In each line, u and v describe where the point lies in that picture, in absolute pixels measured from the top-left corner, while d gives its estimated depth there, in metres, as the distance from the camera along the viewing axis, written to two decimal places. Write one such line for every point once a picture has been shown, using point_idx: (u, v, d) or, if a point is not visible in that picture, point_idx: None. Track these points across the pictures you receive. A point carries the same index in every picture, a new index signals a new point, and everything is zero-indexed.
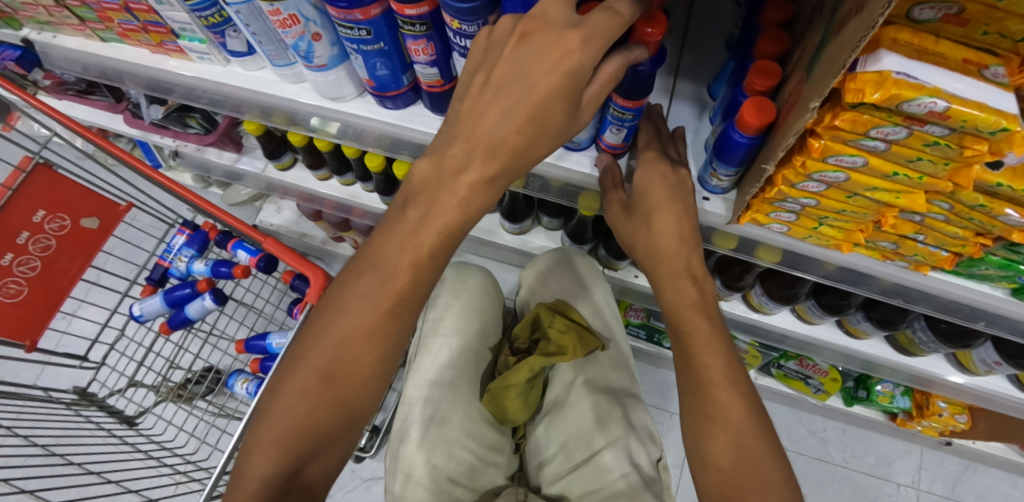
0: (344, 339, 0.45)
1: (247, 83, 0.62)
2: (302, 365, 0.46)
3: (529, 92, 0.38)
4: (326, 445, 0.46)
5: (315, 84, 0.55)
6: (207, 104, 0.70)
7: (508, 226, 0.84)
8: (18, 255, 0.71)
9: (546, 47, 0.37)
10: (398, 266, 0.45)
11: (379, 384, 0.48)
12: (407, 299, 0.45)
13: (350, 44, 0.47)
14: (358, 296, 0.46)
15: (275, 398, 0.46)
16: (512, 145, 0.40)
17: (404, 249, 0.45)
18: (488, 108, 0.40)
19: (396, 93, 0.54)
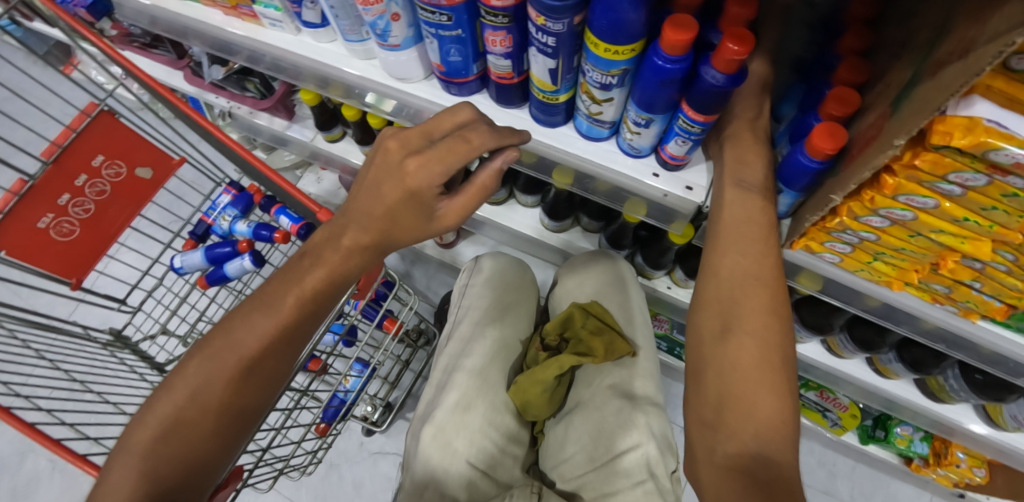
0: (217, 373, 0.49)
1: (316, 54, 0.63)
2: (171, 397, 0.48)
3: (381, 199, 0.50)
4: (195, 474, 0.47)
5: (387, 62, 0.56)
6: (269, 69, 0.71)
7: (547, 223, 0.84)
8: (74, 196, 0.74)
9: (392, 173, 0.49)
10: (279, 309, 0.52)
11: (252, 415, 0.51)
12: (287, 336, 0.52)
13: (429, 28, 0.48)
14: (239, 331, 0.51)
15: (135, 429, 0.48)
16: (372, 236, 0.51)
17: (288, 292, 0.52)
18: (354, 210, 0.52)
19: (463, 81, 0.55)
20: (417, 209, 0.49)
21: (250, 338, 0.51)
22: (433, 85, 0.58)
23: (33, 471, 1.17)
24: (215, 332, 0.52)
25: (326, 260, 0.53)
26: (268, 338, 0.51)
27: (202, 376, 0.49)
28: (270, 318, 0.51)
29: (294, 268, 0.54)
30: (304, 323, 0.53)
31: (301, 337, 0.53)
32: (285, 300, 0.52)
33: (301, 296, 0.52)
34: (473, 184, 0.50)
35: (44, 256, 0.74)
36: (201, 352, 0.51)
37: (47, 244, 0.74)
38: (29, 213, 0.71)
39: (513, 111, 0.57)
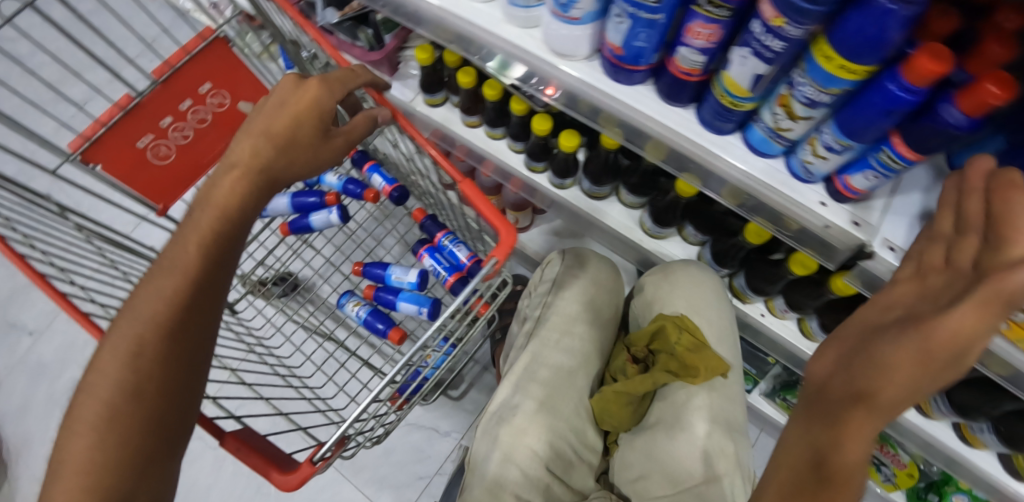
0: (132, 355, 0.45)
1: (463, 11, 0.56)
2: (96, 406, 0.44)
3: (274, 119, 0.54)
4: (147, 468, 0.45)
5: (556, 34, 0.51)
6: (395, 15, 0.66)
7: (648, 226, 0.79)
8: (176, 120, 0.71)
9: (287, 97, 0.55)
10: (181, 267, 0.48)
11: (188, 393, 0.48)
12: (193, 293, 0.48)
13: (626, 6, 0.44)
14: (143, 308, 0.47)
15: (67, 447, 0.43)
16: (271, 163, 0.53)
17: (188, 245, 0.49)
18: (239, 154, 0.53)
19: (634, 69, 0.50)
20: (293, 131, 0.54)
21: (155, 306, 0.47)
22: (594, 67, 0.54)
23: (72, 381, 1.17)
24: (116, 325, 0.47)
25: (211, 199, 0.51)
26: (179, 299, 0.48)
27: (125, 364, 0.45)
28: (175, 275, 0.48)
29: (191, 221, 0.51)
30: (218, 272, 0.50)
31: (214, 286, 0.50)
32: (187, 257, 0.49)
33: (205, 243, 0.50)
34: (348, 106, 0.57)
35: (136, 176, 0.72)
36: (109, 349, 0.46)
37: (142, 164, 0.71)
38: (130, 131, 0.68)
39: (677, 111, 0.52)
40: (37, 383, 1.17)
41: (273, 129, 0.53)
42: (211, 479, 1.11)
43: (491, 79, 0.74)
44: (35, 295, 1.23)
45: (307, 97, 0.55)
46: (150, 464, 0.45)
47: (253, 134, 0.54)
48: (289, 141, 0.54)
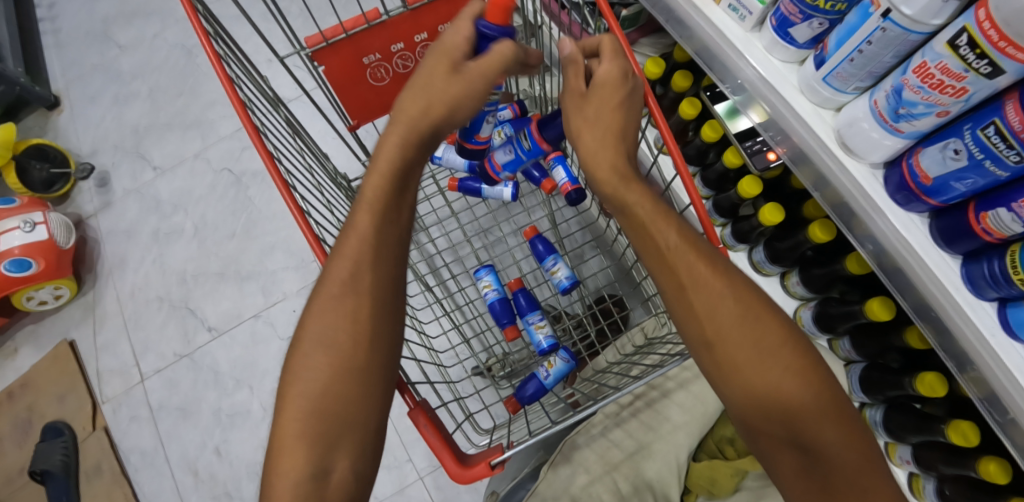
0: (337, 312, 0.46)
1: (761, 65, 0.54)
2: (310, 366, 0.44)
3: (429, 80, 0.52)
4: (347, 424, 0.43)
5: (861, 134, 0.48)
6: (668, 20, 0.63)
7: (804, 323, 0.76)
8: (406, 49, 0.70)
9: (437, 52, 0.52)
10: (359, 230, 0.49)
11: (383, 342, 0.47)
12: (380, 247, 0.49)
13: (974, 149, 0.40)
14: (334, 274, 0.48)
15: (286, 402, 0.44)
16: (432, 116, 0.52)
17: (362, 207, 0.50)
18: (402, 110, 0.52)
19: (928, 202, 0.47)
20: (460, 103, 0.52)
21: (346, 268, 0.48)
22: (877, 178, 0.51)
23: (176, 225, 1.29)
24: (311, 293, 0.49)
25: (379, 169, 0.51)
26: (363, 259, 0.48)
27: (331, 319, 0.46)
28: (357, 236, 0.49)
29: (362, 187, 0.52)
30: (388, 229, 0.50)
31: (391, 244, 0.50)
32: (360, 222, 0.49)
33: (374, 203, 0.50)
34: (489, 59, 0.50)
35: (347, 86, 0.72)
36: (309, 311, 0.47)
37: (359, 79, 0.72)
38: (362, 45, 0.67)
39: (943, 255, 0.50)
40: (148, 215, 1.30)
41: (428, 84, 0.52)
42: (271, 365, 1.18)
43: (715, 119, 0.71)
44: (168, 136, 1.35)
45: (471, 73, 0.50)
46: (359, 414, 0.44)
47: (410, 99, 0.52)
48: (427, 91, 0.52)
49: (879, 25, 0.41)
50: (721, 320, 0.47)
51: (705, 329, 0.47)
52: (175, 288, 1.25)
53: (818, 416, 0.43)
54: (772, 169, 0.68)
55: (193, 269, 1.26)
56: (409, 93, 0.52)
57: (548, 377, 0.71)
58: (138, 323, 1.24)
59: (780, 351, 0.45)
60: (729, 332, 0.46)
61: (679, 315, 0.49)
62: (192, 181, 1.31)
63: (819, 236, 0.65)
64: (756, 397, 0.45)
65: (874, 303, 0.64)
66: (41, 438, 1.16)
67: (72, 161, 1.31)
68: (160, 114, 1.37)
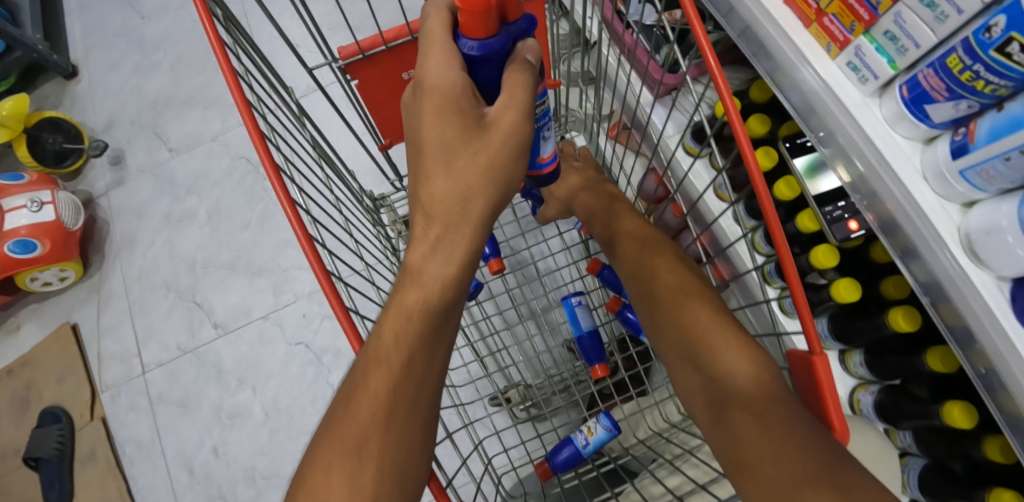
0: (333, 479, 0.37)
1: (877, 140, 0.45)
2: None
3: (446, 164, 0.43)
4: None
5: (998, 246, 0.39)
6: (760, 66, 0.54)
7: (861, 407, 0.69)
8: None
9: (436, 117, 0.42)
10: (373, 387, 0.40)
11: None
12: (401, 392, 0.40)
13: None
14: (332, 442, 0.39)
15: None
16: (476, 212, 0.43)
17: (392, 338, 0.42)
18: (434, 201, 0.43)
19: None
20: (511, 161, 0.43)
21: (354, 429, 0.39)
22: (1001, 292, 0.42)
23: (189, 211, 1.23)
24: (311, 450, 0.40)
25: (424, 277, 0.43)
26: (374, 427, 0.39)
27: (329, 489, 0.37)
28: (374, 383, 0.40)
29: (380, 325, 0.43)
30: (410, 381, 0.41)
31: (413, 392, 0.41)
32: (372, 382, 0.40)
33: (402, 353, 0.41)
34: (509, 82, 0.42)
35: (383, 102, 0.65)
36: (305, 476, 0.38)
37: (395, 95, 0.64)
38: (403, 58, 0.60)
39: None
40: (161, 198, 1.24)
41: (461, 168, 0.43)
42: (277, 367, 1.13)
43: (793, 177, 0.62)
44: (186, 115, 1.28)
45: (500, 120, 0.42)
46: None
47: (445, 187, 0.43)
48: (485, 167, 0.43)
49: None
50: (694, 319, 0.53)
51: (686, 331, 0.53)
52: (183, 277, 1.19)
53: (753, 389, 0.44)
54: (852, 239, 0.60)
55: (203, 258, 1.20)
56: (431, 177, 0.43)
57: (586, 445, 0.62)
58: (144, 309, 1.19)
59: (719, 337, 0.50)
60: (682, 317, 0.54)
61: (662, 328, 0.56)
62: (208, 164, 1.25)
63: (901, 325, 0.57)
64: (689, 357, 0.51)
65: (953, 409, 0.56)
66: (37, 422, 1.13)
67: (87, 136, 1.26)
68: (179, 90, 1.30)
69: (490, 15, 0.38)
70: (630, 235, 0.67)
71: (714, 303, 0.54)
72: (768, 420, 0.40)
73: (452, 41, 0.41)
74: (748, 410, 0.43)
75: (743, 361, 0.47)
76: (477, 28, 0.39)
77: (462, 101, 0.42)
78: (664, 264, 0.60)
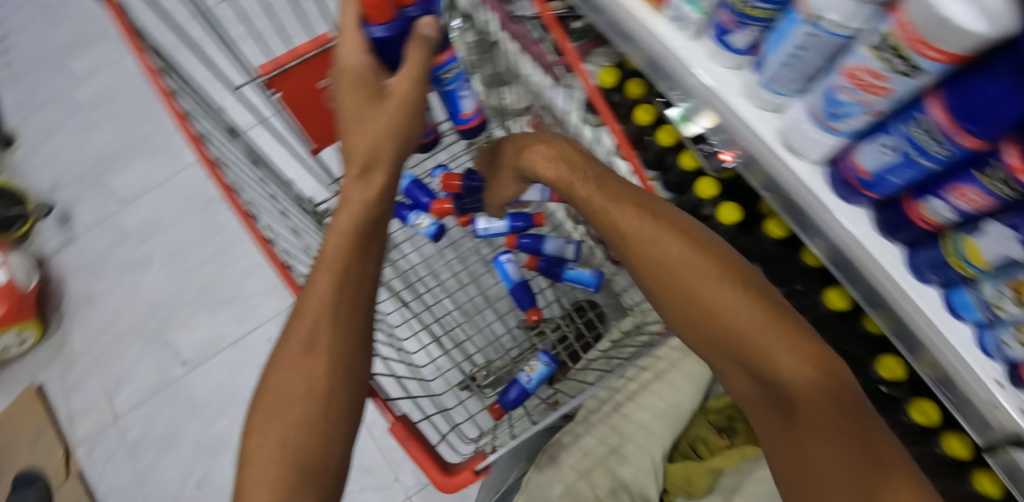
0: (295, 365, 0.45)
1: (705, 73, 0.56)
2: (268, 433, 0.42)
3: (360, 124, 0.50)
4: (311, 481, 0.41)
5: (803, 134, 0.50)
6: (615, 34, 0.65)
7: None
8: None
9: (348, 90, 0.50)
10: (318, 290, 0.48)
11: (351, 385, 0.46)
12: (343, 294, 0.48)
13: (905, 142, 0.43)
14: (289, 340, 0.47)
15: (252, 465, 0.42)
16: (384, 155, 0.51)
17: (333, 256, 0.49)
18: (352, 150, 0.51)
19: (871, 195, 0.49)
20: (410, 118, 0.51)
21: (306, 326, 0.47)
22: (819, 174, 0.53)
23: (144, 257, 1.26)
24: (276, 351, 0.47)
25: (350, 200, 0.52)
26: (325, 317, 0.47)
27: (291, 373, 0.45)
28: (319, 288, 0.48)
29: (322, 247, 0.51)
30: (350, 283, 0.49)
31: (354, 288, 0.49)
32: (319, 287, 0.48)
33: (338, 264, 0.49)
34: (410, 55, 0.49)
35: (305, 111, 0.72)
36: (274, 369, 0.46)
37: (316, 103, 0.72)
38: (317, 69, 0.68)
39: (886, 244, 0.52)
40: (115, 248, 1.27)
41: (369, 127, 0.50)
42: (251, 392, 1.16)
43: (669, 124, 0.73)
44: (131, 166, 1.32)
45: (398, 90, 0.49)
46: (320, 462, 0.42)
47: (359, 142, 0.51)
48: (393, 121, 0.50)
49: (806, 32, 0.43)
50: (731, 300, 0.50)
51: (721, 312, 0.50)
52: (147, 321, 1.22)
53: (814, 390, 0.46)
54: (726, 170, 0.70)
55: (164, 300, 1.23)
56: (348, 133, 0.51)
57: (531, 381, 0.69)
58: (111, 358, 1.20)
59: (755, 321, 0.49)
60: (706, 294, 0.51)
61: (683, 303, 0.52)
62: (159, 210, 1.29)
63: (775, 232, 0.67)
64: (721, 346, 0.50)
65: (832, 294, 0.69)
66: (12, 489, 1.12)
67: (33, 201, 1.28)
68: (123, 143, 1.34)
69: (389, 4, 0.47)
70: (601, 183, 0.58)
71: (739, 275, 0.52)
72: (843, 435, 0.44)
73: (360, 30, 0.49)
74: (805, 412, 0.45)
75: (798, 354, 0.48)
76: (379, 15, 0.47)
77: (367, 77, 0.49)
78: (680, 231, 0.54)
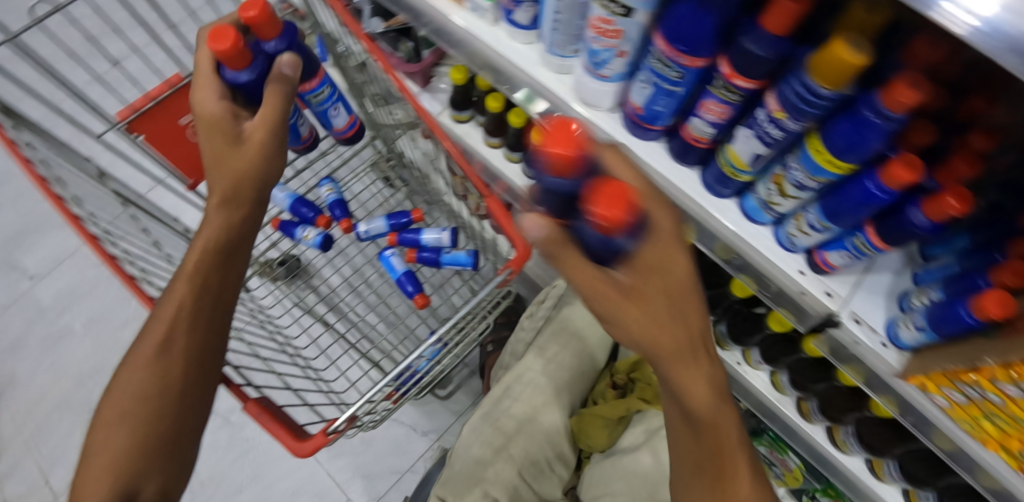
0: (142, 371, 0.56)
1: (509, 51, 0.63)
2: (112, 428, 0.54)
3: (227, 164, 0.57)
4: (147, 464, 0.54)
5: (587, 87, 0.57)
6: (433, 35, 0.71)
7: None
8: None
9: (210, 135, 0.56)
10: (175, 298, 0.58)
11: (196, 388, 0.58)
12: (196, 308, 0.58)
13: (651, 75, 0.50)
14: (146, 343, 0.57)
15: (99, 450, 0.54)
16: (238, 186, 0.58)
17: (188, 273, 0.58)
18: (217, 184, 0.58)
19: (652, 127, 0.56)
20: (265, 153, 0.58)
21: (160, 332, 0.57)
22: (615, 120, 0.60)
23: (65, 328, 1.25)
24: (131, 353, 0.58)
25: (211, 223, 0.59)
26: (177, 326, 0.57)
27: (138, 376, 0.56)
28: (175, 300, 0.58)
29: (184, 261, 0.60)
30: (205, 298, 0.59)
31: (208, 304, 0.59)
32: (174, 301, 0.58)
33: (193, 279, 0.58)
34: (264, 102, 0.56)
35: (173, 148, 0.76)
36: (127, 368, 0.57)
37: (180, 140, 0.76)
38: (174, 108, 0.72)
39: (684, 170, 0.58)
40: (33, 326, 1.26)
41: (233, 167, 0.57)
42: None
43: (516, 107, 0.80)
44: (41, 242, 1.32)
45: (253, 134, 0.57)
46: (157, 450, 0.55)
47: (224, 179, 0.57)
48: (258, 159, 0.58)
49: None
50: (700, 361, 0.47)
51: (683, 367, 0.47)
52: (74, 391, 1.21)
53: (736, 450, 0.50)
54: None
55: (89, 368, 1.22)
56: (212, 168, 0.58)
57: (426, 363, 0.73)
58: (40, 436, 1.18)
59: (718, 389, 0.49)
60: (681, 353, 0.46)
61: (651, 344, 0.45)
62: (75, 280, 1.29)
63: None
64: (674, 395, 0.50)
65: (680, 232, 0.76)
66: None
67: None
68: (29, 220, 1.34)
69: (242, 53, 0.53)
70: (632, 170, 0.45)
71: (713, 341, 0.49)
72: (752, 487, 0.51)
73: (216, 75, 0.56)
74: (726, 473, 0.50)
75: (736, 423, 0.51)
76: (235, 63, 0.54)
77: (223, 124, 0.55)
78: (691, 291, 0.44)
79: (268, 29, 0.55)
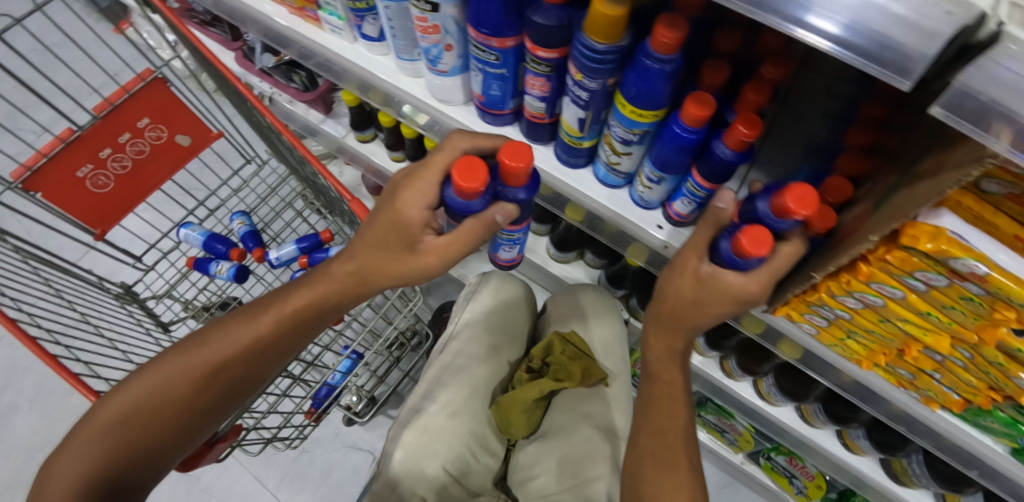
0: (182, 380, 0.56)
1: (369, 64, 0.67)
2: (121, 419, 0.54)
3: (384, 257, 0.55)
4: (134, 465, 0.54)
5: (435, 84, 0.61)
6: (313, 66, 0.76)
7: (553, 252, 0.92)
8: (115, 152, 0.77)
9: (390, 229, 0.54)
10: (257, 328, 0.58)
11: (214, 412, 0.58)
12: (261, 351, 0.58)
13: (477, 63, 0.53)
14: (211, 348, 0.57)
15: (91, 430, 0.54)
16: (355, 279, 0.57)
17: (274, 312, 0.58)
18: (361, 273, 0.56)
19: (498, 112, 0.60)
20: (423, 271, 0.55)
21: (224, 350, 0.57)
22: (469, 112, 0.64)
23: (9, 405, 1.24)
24: (180, 345, 0.59)
25: (322, 288, 0.58)
26: (239, 353, 0.57)
27: (162, 380, 0.56)
28: (254, 325, 0.58)
29: (283, 296, 0.59)
30: (279, 346, 0.59)
31: (275, 351, 0.59)
32: (256, 328, 0.58)
33: (281, 318, 0.58)
34: (464, 228, 0.51)
35: (72, 201, 0.77)
36: (163, 363, 0.57)
37: (80, 192, 0.77)
38: (72, 161, 0.73)
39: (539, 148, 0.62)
40: None
41: (379, 266, 0.55)
42: None
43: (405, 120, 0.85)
44: None
45: (433, 248, 0.54)
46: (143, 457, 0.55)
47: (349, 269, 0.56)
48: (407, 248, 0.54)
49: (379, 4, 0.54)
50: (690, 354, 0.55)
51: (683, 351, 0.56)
52: (23, 467, 1.19)
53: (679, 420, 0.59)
54: None
55: (38, 441, 1.21)
56: (366, 254, 0.55)
57: None
58: None
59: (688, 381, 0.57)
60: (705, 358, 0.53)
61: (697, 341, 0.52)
62: (17, 354, 1.28)
63: None
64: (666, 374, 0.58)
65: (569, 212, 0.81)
66: None
67: None
68: None
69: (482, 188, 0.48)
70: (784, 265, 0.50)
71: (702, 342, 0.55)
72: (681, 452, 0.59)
73: (439, 186, 0.52)
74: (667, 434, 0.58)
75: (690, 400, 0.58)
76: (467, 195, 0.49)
77: (411, 230, 0.53)
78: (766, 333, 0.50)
79: (517, 178, 0.49)
